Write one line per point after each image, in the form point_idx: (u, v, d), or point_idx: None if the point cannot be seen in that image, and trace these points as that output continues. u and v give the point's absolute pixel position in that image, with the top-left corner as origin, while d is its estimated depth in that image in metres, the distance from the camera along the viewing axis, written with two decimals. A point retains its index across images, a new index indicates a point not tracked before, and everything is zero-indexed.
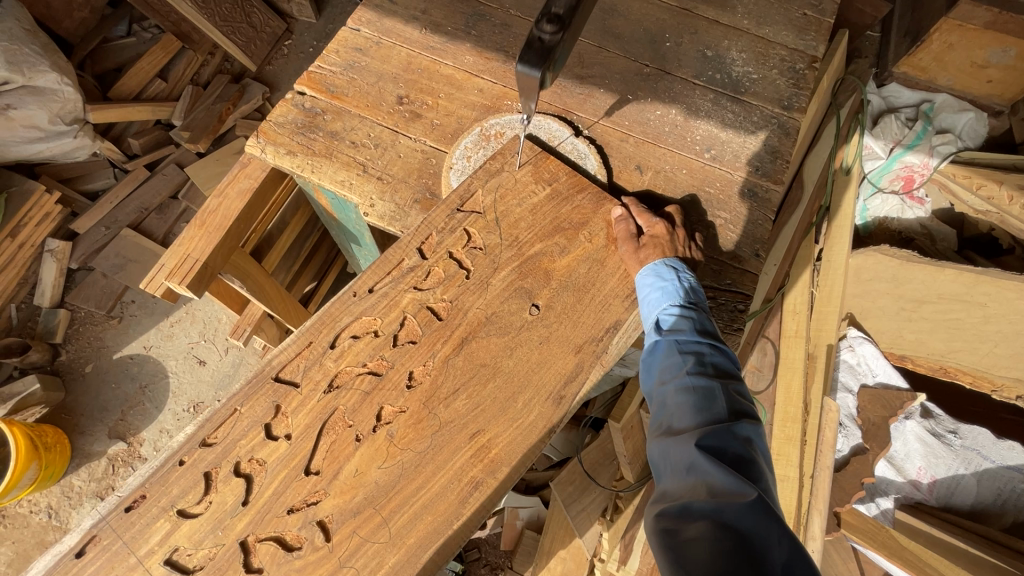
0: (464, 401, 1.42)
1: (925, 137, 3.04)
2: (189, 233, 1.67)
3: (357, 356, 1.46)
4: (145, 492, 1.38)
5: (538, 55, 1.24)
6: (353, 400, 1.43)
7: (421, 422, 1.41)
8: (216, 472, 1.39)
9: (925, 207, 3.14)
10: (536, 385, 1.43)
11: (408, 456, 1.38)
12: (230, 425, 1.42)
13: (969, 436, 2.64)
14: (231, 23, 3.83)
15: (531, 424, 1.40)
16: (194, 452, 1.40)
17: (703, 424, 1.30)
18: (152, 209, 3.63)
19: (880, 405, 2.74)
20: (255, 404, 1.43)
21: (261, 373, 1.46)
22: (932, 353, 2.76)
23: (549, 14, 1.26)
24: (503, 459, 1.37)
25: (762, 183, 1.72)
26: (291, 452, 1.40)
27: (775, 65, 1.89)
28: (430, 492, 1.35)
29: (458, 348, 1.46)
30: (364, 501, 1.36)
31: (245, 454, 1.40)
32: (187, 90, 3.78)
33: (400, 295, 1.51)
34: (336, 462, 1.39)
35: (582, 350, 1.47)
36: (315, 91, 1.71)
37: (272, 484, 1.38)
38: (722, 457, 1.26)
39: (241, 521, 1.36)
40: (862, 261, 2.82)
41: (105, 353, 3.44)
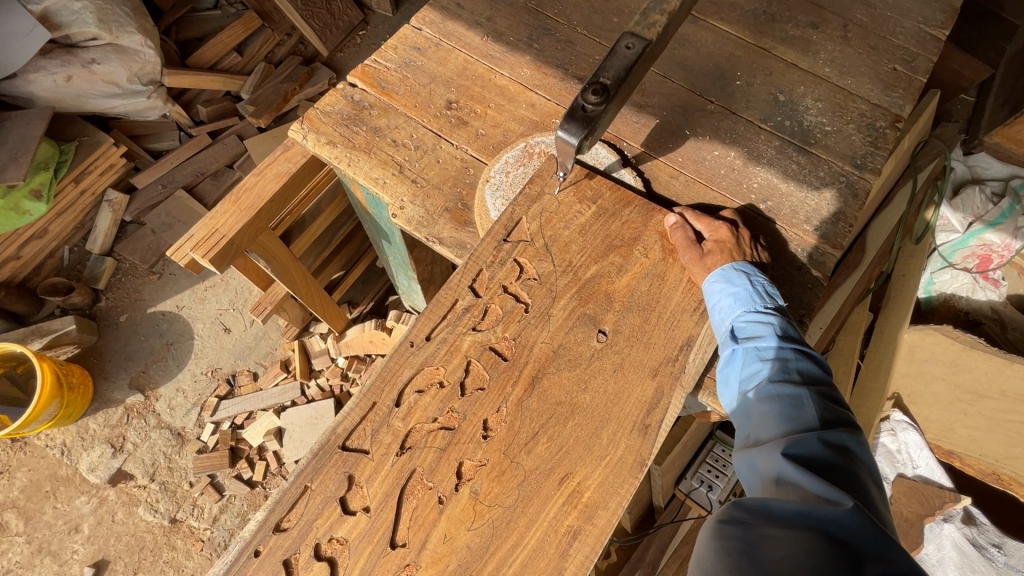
0: (545, 445, 1.31)
1: (1011, 216, 2.71)
2: (222, 208, 1.69)
3: (426, 412, 1.35)
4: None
5: (579, 123, 1.23)
6: (430, 459, 1.32)
7: (503, 474, 1.30)
8: (296, 559, 1.27)
9: (999, 289, 2.85)
10: (619, 418, 1.33)
11: (497, 513, 1.27)
12: (302, 506, 1.30)
13: (1015, 555, 2.35)
14: (311, 7, 3.97)
15: (620, 460, 1.29)
16: (269, 540, 1.28)
17: (791, 432, 1.19)
18: (208, 174, 3.74)
19: (918, 501, 2.53)
20: (326, 480, 1.31)
21: (325, 446, 1.34)
22: (985, 455, 2.49)
23: (595, 84, 1.25)
24: (598, 503, 1.27)
25: (818, 245, 1.58)
26: (372, 526, 1.28)
27: (853, 119, 1.75)
28: (527, 549, 1.24)
29: (530, 390, 1.36)
30: (458, 569, 1.24)
31: (324, 535, 1.28)
32: (260, 67, 3.90)
33: (459, 339, 1.41)
34: (421, 530, 1.27)
35: (658, 374, 1.37)
36: (366, 85, 1.68)
37: (360, 563, 1.26)
38: (814, 465, 1.13)
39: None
40: (918, 338, 2.60)
41: (140, 305, 3.57)
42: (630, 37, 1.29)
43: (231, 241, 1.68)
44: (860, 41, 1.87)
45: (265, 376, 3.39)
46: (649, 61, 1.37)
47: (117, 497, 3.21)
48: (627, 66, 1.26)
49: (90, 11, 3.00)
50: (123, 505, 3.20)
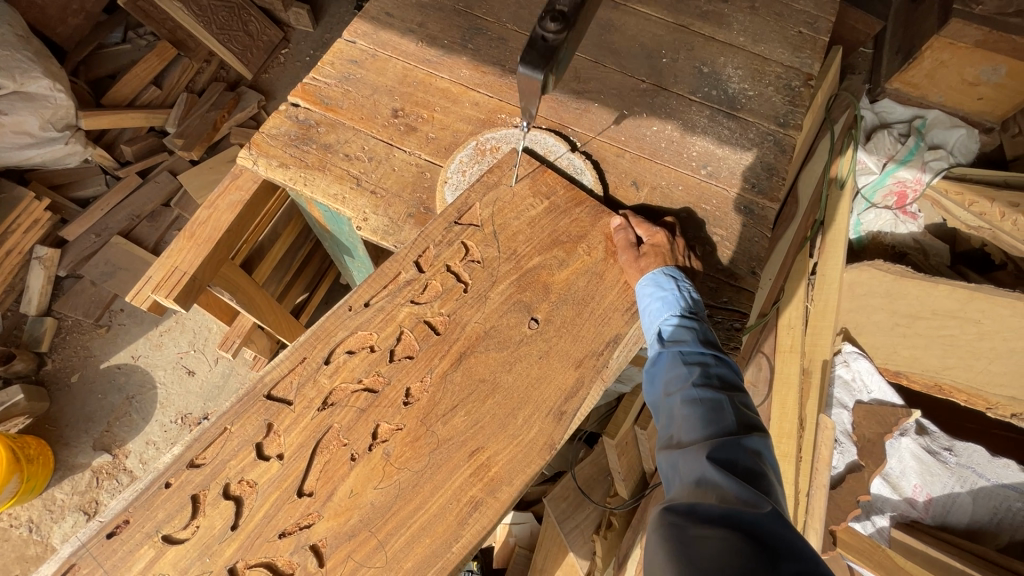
0: (462, 418, 1.41)
1: (917, 153, 3.06)
2: (178, 245, 1.65)
3: (353, 373, 1.46)
4: (127, 517, 1.37)
5: (540, 55, 1.23)
6: (348, 418, 1.43)
7: (418, 440, 1.40)
8: (204, 495, 1.38)
9: (918, 221, 3.20)
10: (537, 400, 1.42)
11: (405, 475, 1.37)
12: (219, 446, 1.41)
13: (964, 454, 2.61)
14: (228, 31, 3.86)
15: (532, 441, 1.39)
16: (182, 473, 1.39)
17: (713, 436, 1.25)
18: (144, 217, 3.59)
19: (876, 422, 2.70)
20: (246, 424, 1.42)
21: (251, 393, 1.45)
22: (926, 369, 2.77)
23: (552, 12, 1.24)
24: (503, 478, 1.36)
25: (758, 201, 1.71)
26: (283, 473, 1.39)
27: (771, 82, 1.90)
28: (429, 513, 1.34)
29: (456, 364, 1.46)
30: (360, 523, 1.34)
31: (234, 475, 1.39)
32: (182, 98, 3.77)
33: (397, 310, 1.51)
34: (329, 483, 1.38)
35: (582, 364, 1.46)
36: (309, 103, 1.68)
37: (263, 507, 1.37)
38: (733, 469, 1.20)
39: (229, 547, 1.34)
40: (856, 275, 2.85)
41: (92, 362, 3.38)
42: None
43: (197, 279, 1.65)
44: (767, 9, 2.03)
45: None
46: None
47: None
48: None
49: None
50: None
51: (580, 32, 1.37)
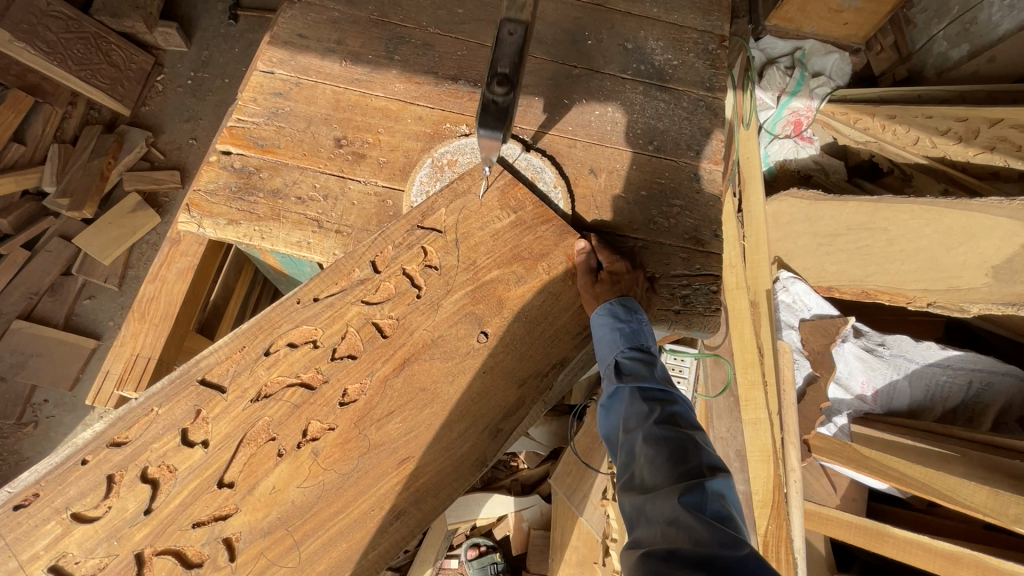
0: (397, 424, 1.44)
1: (804, 83, 3.36)
2: (131, 330, 1.59)
3: (292, 367, 1.45)
4: (37, 490, 1.31)
5: (496, 119, 1.27)
6: (281, 412, 1.43)
7: (349, 442, 1.42)
8: (121, 475, 1.35)
9: (814, 144, 3.57)
10: (477, 414, 1.46)
11: (331, 476, 1.40)
12: (145, 425, 1.38)
13: (895, 345, 2.95)
14: (88, 66, 3.41)
15: (465, 455, 1.44)
16: (100, 452, 1.34)
17: (679, 475, 1.30)
18: (43, 291, 3.20)
19: (822, 334, 3.03)
20: (174, 407, 1.39)
21: (183, 376, 1.41)
22: (851, 281, 3.08)
23: (496, 77, 1.27)
24: (431, 490, 1.41)
25: (705, 166, 1.81)
26: (205, 461, 1.38)
27: (690, 49, 1.99)
28: (348, 518, 1.37)
29: (398, 369, 1.48)
30: (278, 520, 1.36)
31: (155, 459, 1.37)
32: (54, 150, 3.32)
33: (346, 308, 1.50)
34: (253, 476, 1.39)
35: (524, 383, 1.50)
36: (242, 148, 1.56)
37: (180, 494, 1.36)
38: (703, 511, 1.22)
39: (139, 531, 1.33)
40: (777, 207, 3.22)
41: (27, 466, 3.02)
42: (508, 21, 1.28)
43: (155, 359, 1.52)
44: None
45: None
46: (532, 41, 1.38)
47: None
48: (516, 52, 1.28)
49: None
50: None
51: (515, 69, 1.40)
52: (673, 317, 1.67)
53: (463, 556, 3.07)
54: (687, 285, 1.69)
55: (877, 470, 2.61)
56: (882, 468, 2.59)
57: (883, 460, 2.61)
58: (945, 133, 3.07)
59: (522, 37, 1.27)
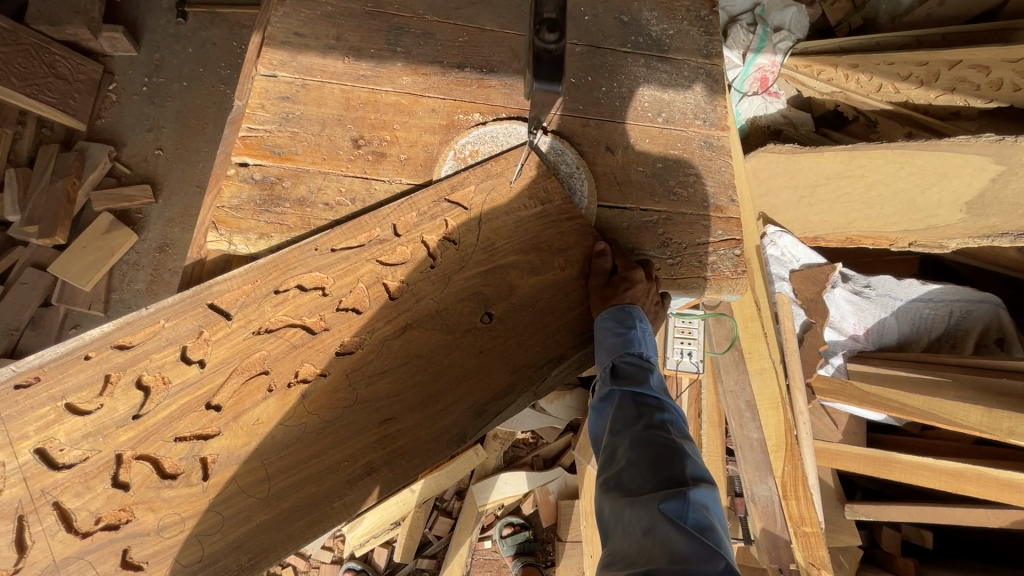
0: (387, 382, 1.48)
1: (767, 39, 3.43)
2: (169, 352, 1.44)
3: (298, 309, 1.46)
4: (41, 373, 1.33)
5: (549, 68, 1.26)
6: (279, 349, 1.45)
7: (337, 391, 1.46)
8: (117, 380, 1.36)
9: (781, 99, 3.68)
10: (469, 387, 1.53)
11: (313, 420, 1.43)
12: (150, 335, 1.38)
13: (880, 285, 3.14)
14: (34, 80, 3.18)
15: (445, 428, 1.49)
16: (105, 351, 1.36)
17: (663, 481, 1.28)
18: (24, 326, 3.06)
19: (812, 283, 3.18)
20: (179, 324, 1.40)
21: (196, 294, 1.42)
22: (837, 228, 3.25)
23: (543, 21, 1.24)
24: (405, 454, 1.46)
25: (713, 133, 1.86)
26: (199, 381, 1.40)
27: (684, 17, 2.01)
28: (316, 468, 1.41)
29: (398, 333, 1.51)
30: (255, 452, 1.39)
31: (151, 368, 1.38)
32: (11, 175, 3.11)
33: (360, 264, 1.50)
34: (241, 405, 1.41)
35: (518, 371, 1.57)
36: (260, 158, 1.51)
37: (168, 408, 1.38)
38: (683, 522, 1.19)
39: (125, 434, 1.35)
40: (756, 163, 3.25)
41: None
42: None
43: None
44: None
45: None
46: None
47: None
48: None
49: None
50: None
51: None
52: (704, 284, 1.73)
53: (498, 534, 3.19)
54: (715, 251, 1.75)
55: (881, 402, 2.77)
56: (884, 401, 2.76)
57: (884, 393, 2.77)
58: (906, 79, 3.18)
59: None
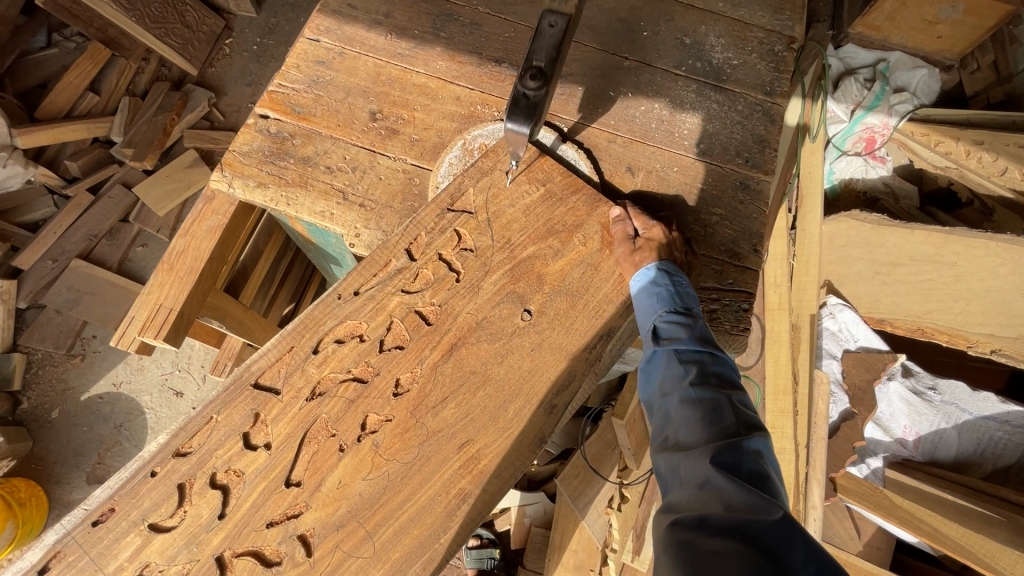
0: (453, 409, 1.43)
1: (884, 98, 3.09)
2: (159, 280, 1.57)
3: (341, 363, 1.46)
4: (114, 504, 1.39)
5: (525, 111, 1.24)
6: (337, 408, 1.45)
7: (407, 432, 1.42)
8: (191, 483, 1.41)
9: (887, 165, 3.29)
10: (528, 394, 1.42)
11: (394, 466, 1.40)
12: (206, 433, 1.43)
13: (947, 391, 2.73)
14: (163, 25, 3.55)
15: (523, 435, 1.40)
16: (168, 462, 1.41)
17: (715, 437, 1.26)
18: (102, 235, 3.39)
19: (865, 369, 2.83)
20: (233, 413, 1.44)
21: (238, 380, 1.45)
22: (908, 315, 2.84)
23: (531, 68, 1.24)
24: (493, 471, 1.38)
25: (752, 175, 1.69)
26: (270, 463, 1.42)
27: (754, 49, 1.86)
28: (417, 505, 1.37)
29: (447, 355, 1.46)
30: (348, 513, 1.38)
31: (222, 464, 1.42)
32: (125, 103, 3.50)
33: (387, 298, 1.50)
34: (318, 473, 1.41)
35: (574, 359, 1.45)
36: (279, 114, 1.57)
37: (250, 497, 1.40)
38: (737, 472, 1.20)
39: (216, 536, 1.38)
40: (834, 227, 2.96)
41: (71, 396, 3.23)
42: (551, 13, 1.26)
43: (170, 251, 1.59)
44: None
45: None
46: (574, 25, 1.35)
47: None
48: (555, 44, 1.26)
49: None
50: None
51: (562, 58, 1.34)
52: None
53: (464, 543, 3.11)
54: (716, 299, 1.61)
55: (908, 522, 2.47)
56: (914, 522, 2.45)
57: (914, 512, 2.46)
58: None
59: (562, 31, 1.24)
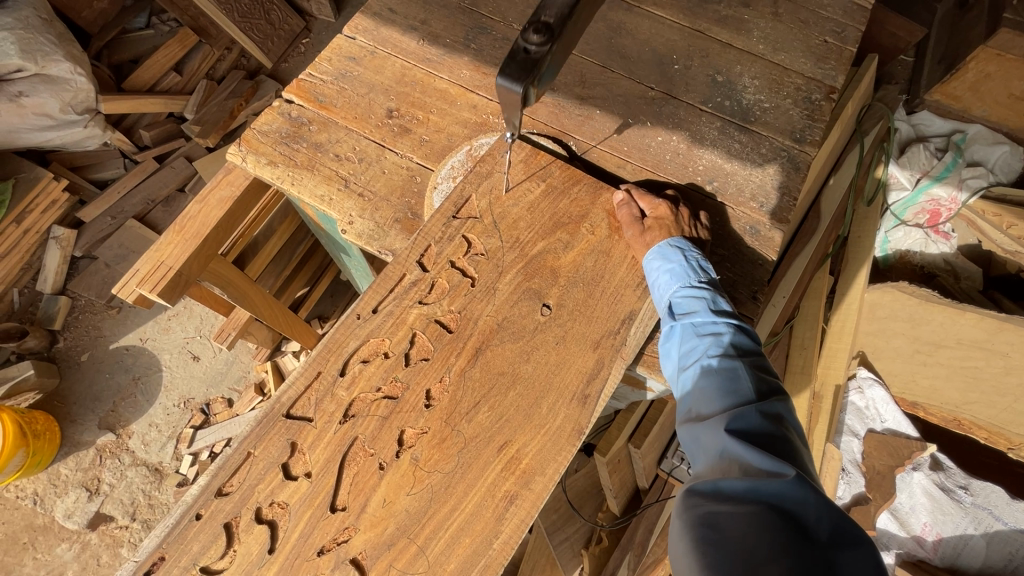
0: (486, 414, 1.38)
1: (954, 170, 2.87)
2: (166, 239, 1.69)
3: (370, 382, 1.42)
4: (165, 553, 1.36)
5: (520, 68, 1.15)
6: (372, 427, 1.40)
7: (444, 442, 1.37)
8: (237, 522, 1.36)
9: (950, 242, 3.00)
10: (559, 388, 1.39)
11: (436, 479, 1.35)
12: (245, 470, 1.39)
13: (981, 494, 2.45)
14: (249, 19, 3.84)
15: (559, 429, 1.36)
16: (212, 504, 1.37)
17: (732, 407, 1.28)
18: (159, 201, 3.66)
19: (888, 454, 2.56)
20: (269, 446, 1.40)
21: (270, 413, 1.42)
22: (946, 402, 2.59)
23: (538, 22, 1.16)
24: (535, 469, 1.34)
25: (765, 221, 1.62)
26: (313, 490, 1.36)
27: (789, 94, 1.78)
28: (466, 513, 1.32)
29: (472, 360, 1.42)
30: (396, 531, 1.32)
31: (265, 498, 1.37)
32: (200, 85, 3.77)
33: (406, 313, 1.47)
34: (361, 494, 1.35)
35: (599, 346, 1.42)
36: (304, 101, 1.67)
37: (299, 526, 1.35)
38: (755, 439, 1.23)
39: (269, 569, 1.33)
40: (878, 297, 2.67)
41: (101, 343, 3.46)
42: None
43: (184, 213, 1.71)
44: (790, 16, 1.90)
45: (240, 401, 3.34)
46: (595, 2, 1.28)
47: (100, 540, 3.13)
48: (571, 3, 1.18)
49: (11, 41, 2.84)
50: (107, 547, 3.12)
51: (574, 44, 1.29)
52: None
53: None
54: None
55: None
56: None
57: None
58: None
59: None
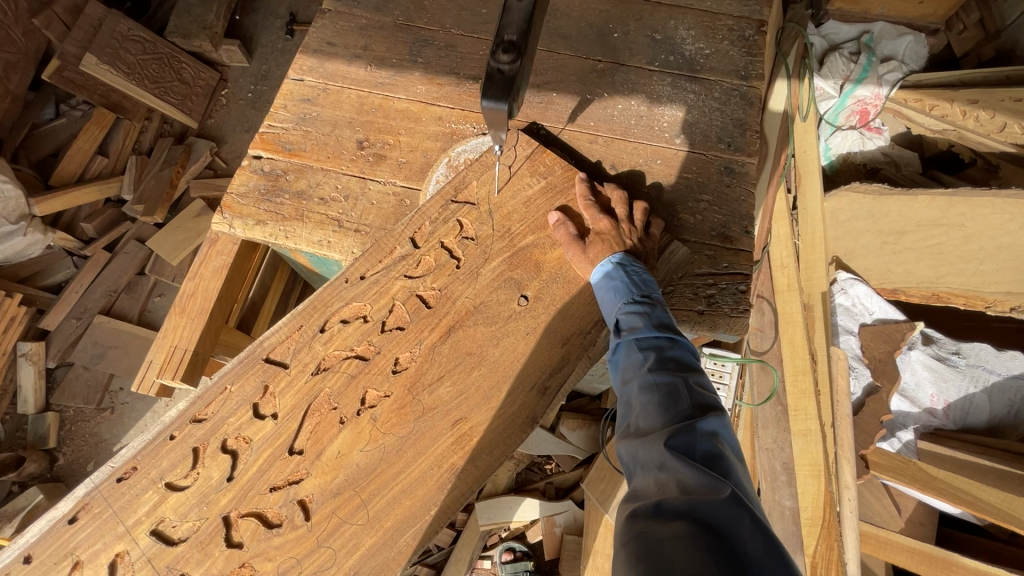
0: (448, 388, 1.46)
1: (872, 69, 3.03)
2: (173, 323, 1.69)
3: (345, 341, 1.50)
4: (136, 463, 1.44)
5: (501, 87, 1.21)
6: (340, 382, 1.48)
7: (404, 408, 1.45)
8: (204, 448, 1.45)
9: (883, 135, 3.21)
10: (523, 375, 1.46)
11: (390, 439, 1.43)
12: (220, 402, 1.48)
13: (972, 354, 2.67)
14: (161, 83, 3.67)
15: (514, 415, 1.43)
16: (185, 427, 1.46)
17: (670, 422, 1.24)
18: (121, 289, 3.52)
19: (884, 341, 2.77)
20: (245, 384, 1.48)
21: (252, 354, 1.51)
22: (922, 281, 2.80)
23: (502, 44, 1.23)
24: (486, 448, 1.41)
25: (736, 158, 1.72)
26: (276, 431, 1.46)
27: (724, 37, 1.88)
28: (411, 477, 1.41)
29: (445, 337, 1.50)
30: (345, 482, 1.42)
31: (232, 431, 1.46)
32: (132, 162, 3.63)
33: (390, 283, 1.54)
34: (319, 443, 1.45)
35: (568, 343, 1.48)
36: (272, 152, 1.66)
37: (255, 462, 1.44)
38: (692, 454, 1.18)
39: (224, 496, 1.42)
40: (836, 203, 2.88)
41: (103, 447, 3.33)
42: None
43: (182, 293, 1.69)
44: None
45: None
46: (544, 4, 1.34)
47: None
48: (526, 16, 1.24)
49: None
50: None
51: (536, 38, 1.34)
52: (696, 318, 1.61)
53: (498, 558, 3.03)
54: (714, 283, 1.63)
55: (946, 492, 2.40)
56: (951, 491, 2.39)
57: (951, 481, 2.40)
58: None
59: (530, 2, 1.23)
